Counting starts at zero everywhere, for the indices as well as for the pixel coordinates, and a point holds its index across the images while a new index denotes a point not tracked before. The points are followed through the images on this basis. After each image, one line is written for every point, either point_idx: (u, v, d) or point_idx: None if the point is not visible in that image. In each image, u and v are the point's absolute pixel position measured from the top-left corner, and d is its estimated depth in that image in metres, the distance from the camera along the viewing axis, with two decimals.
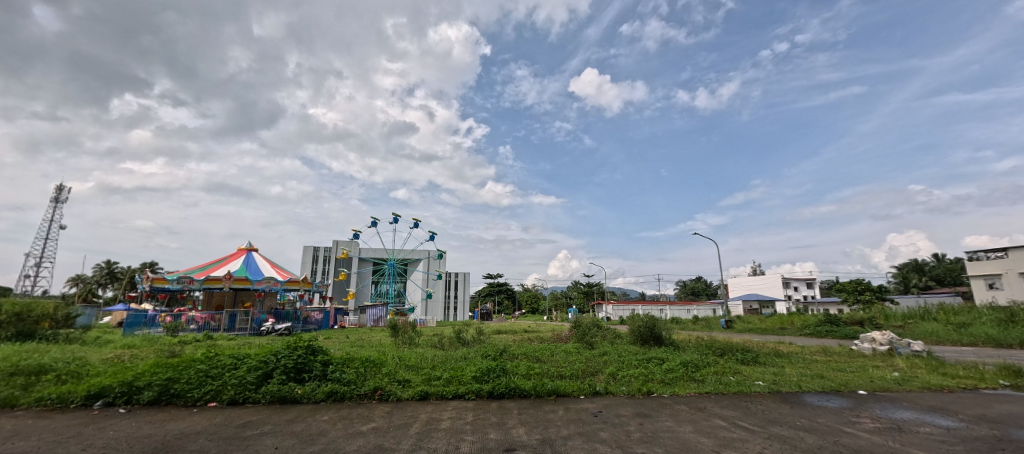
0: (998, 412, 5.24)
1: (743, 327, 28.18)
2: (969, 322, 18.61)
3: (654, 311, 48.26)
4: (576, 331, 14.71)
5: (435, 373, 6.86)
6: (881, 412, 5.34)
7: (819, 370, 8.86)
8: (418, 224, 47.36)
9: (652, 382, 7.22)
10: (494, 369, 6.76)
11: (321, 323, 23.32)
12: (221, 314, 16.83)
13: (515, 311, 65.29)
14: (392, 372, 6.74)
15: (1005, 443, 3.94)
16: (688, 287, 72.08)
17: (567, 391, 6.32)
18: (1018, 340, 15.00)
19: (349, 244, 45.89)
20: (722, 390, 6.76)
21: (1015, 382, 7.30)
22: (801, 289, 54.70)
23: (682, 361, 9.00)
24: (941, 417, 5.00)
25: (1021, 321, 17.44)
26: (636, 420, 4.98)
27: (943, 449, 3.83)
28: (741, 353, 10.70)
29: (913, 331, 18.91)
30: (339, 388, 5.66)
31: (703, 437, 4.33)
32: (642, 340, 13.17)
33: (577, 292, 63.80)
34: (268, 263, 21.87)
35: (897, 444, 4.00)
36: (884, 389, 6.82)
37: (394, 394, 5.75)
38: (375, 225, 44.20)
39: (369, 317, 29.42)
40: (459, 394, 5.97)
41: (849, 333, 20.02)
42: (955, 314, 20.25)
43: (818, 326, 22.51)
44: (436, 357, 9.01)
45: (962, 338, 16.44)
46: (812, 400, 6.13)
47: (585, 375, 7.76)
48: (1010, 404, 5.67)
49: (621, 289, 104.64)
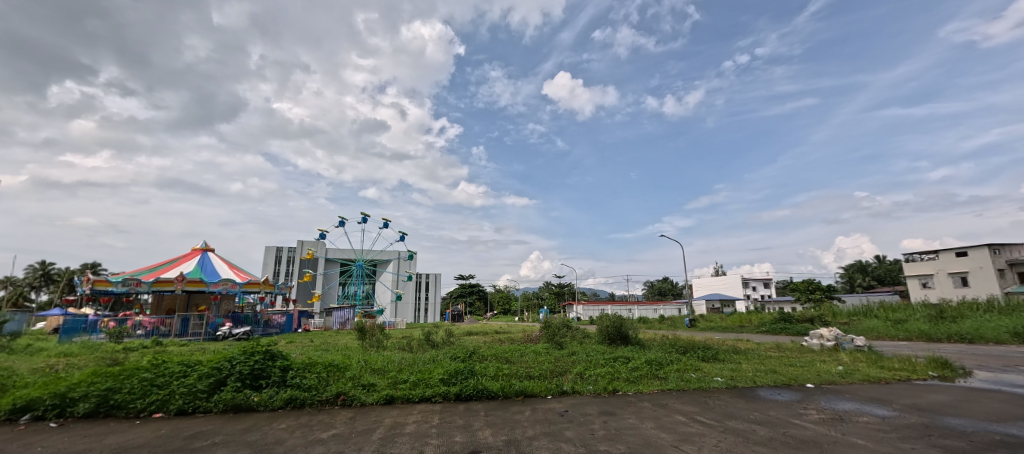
0: (927, 401, 5.72)
1: (706, 325, 29.34)
2: (905, 318, 20.20)
3: (622, 311, 49.44)
4: (545, 332, 14.83)
5: (401, 377, 6.73)
6: (826, 403, 5.72)
7: (773, 366, 9.36)
8: (388, 224, 46.53)
9: (618, 380, 7.40)
10: (462, 371, 6.71)
11: (283, 327, 22.38)
12: (172, 319, 15.87)
13: (486, 312, 65.10)
14: (356, 377, 6.55)
15: (931, 430, 4.30)
16: (655, 287, 74.25)
17: (535, 391, 6.37)
18: (946, 334, 16.40)
19: (315, 244, 44.31)
20: (684, 387, 7.00)
21: (942, 373, 7.99)
22: (759, 288, 57.57)
23: (647, 360, 9.26)
24: (879, 407, 5.41)
25: (949, 317, 19.08)
26: (600, 419, 5.09)
27: (879, 437, 4.13)
28: (702, 351, 11.16)
29: (857, 327, 20.31)
30: (298, 395, 5.45)
31: (663, 432, 4.48)
32: (609, 340, 13.45)
33: (549, 292, 64.44)
34: (225, 264, 20.75)
35: (838, 434, 4.28)
36: (829, 382, 7.30)
37: (358, 398, 5.61)
38: (342, 225, 43.02)
39: (335, 320, 28.54)
40: (426, 397, 5.90)
41: (801, 330, 21.30)
42: (893, 311, 21.90)
43: (773, 323, 23.80)
44: (403, 360, 8.83)
45: (899, 332, 17.82)
46: (765, 394, 6.48)
47: (553, 375, 7.85)
48: (939, 394, 6.19)
49: (591, 290, 106.38)
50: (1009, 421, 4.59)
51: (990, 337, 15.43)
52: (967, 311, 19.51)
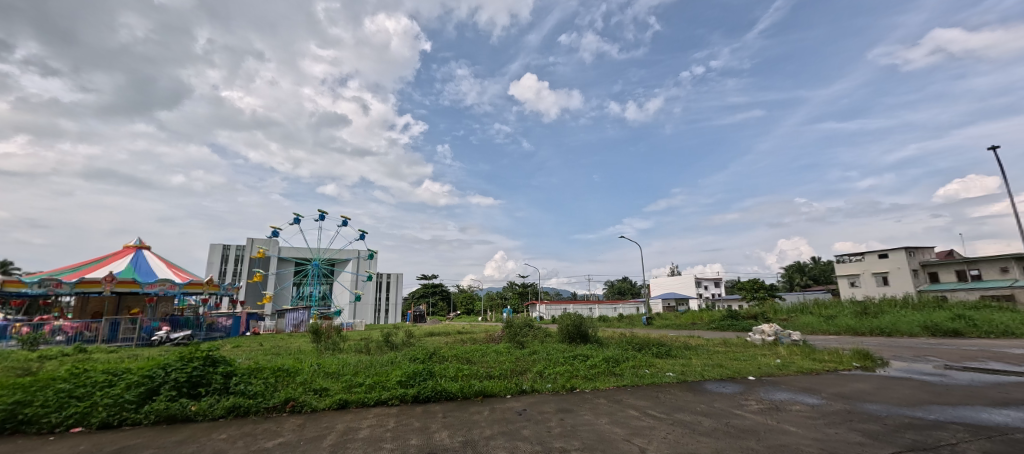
0: (851, 389, 6.29)
1: (662, 323, 30.63)
2: (836, 314, 22.10)
3: (583, 310, 50.64)
4: (507, 332, 14.87)
5: (357, 380, 6.51)
6: (765, 394, 6.14)
7: (719, 360, 9.96)
8: (347, 222, 44.97)
9: (576, 378, 7.55)
10: (421, 372, 6.60)
11: (230, 330, 21.04)
12: (99, 323, 14.41)
13: (449, 313, 64.40)
14: (307, 382, 6.26)
15: (852, 415, 4.73)
16: (614, 287, 76.60)
17: (493, 391, 6.37)
18: (869, 328, 18.10)
19: (267, 242, 41.95)
20: (638, 382, 7.28)
21: (864, 364, 8.81)
22: (710, 287, 60.85)
23: (604, 357, 9.52)
24: (809, 396, 5.89)
25: (872, 313, 21.07)
26: (557, 416, 5.19)
27: (809, 423, 4.49)
28: (656, 347, 11.64)
29: (795, 323, 21.98)
30: (242, 402, 5.14)
31: (616, 427, 4.64)
32: (569, 339, 13.71)
33: (512, 292, 64.75)
34: (163, 263, 19.18)
35: (774, 422, 4.61)
36: (768, 374, 7.85)
37: (309, 404, 5.37)
38: (296, 222, 41.07)
39: (288, 322, 27.16)
40: (382, 400, 5.74)
41: (746, 326, 22.79)
42: (826, 308, 23.87)
43: (722, 320, 25.28)
44: (359, 363, 8.55)
45: (829, 328, 19.49)
46: (711, 387, 6.85)
47: (513, 374, 7.88)
48: (860, 382, 6.83)
49: (553, 290, 107.91)
50: (916, 405, 5.14)
51: (904, 331, 17.22)
52: (886, 307, 21.64)
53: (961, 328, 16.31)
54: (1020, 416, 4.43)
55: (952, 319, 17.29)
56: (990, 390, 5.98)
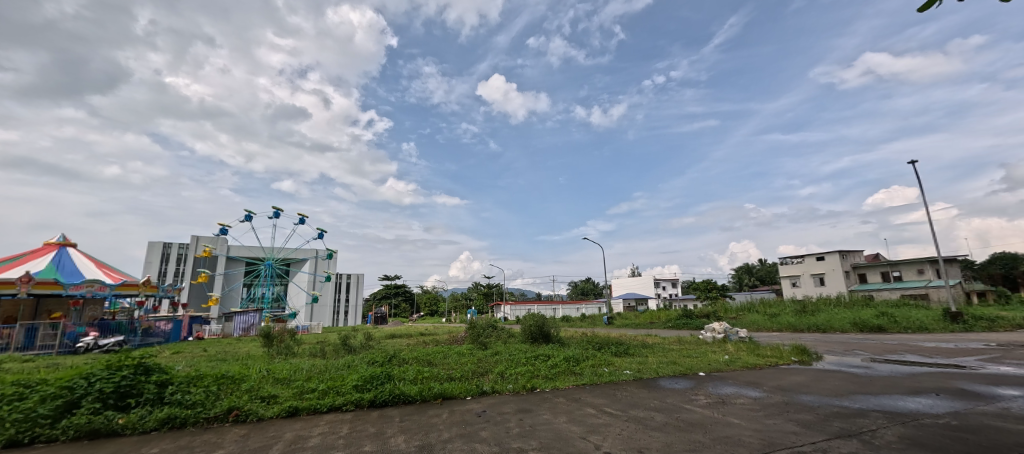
0: (789, 382, 6.76)
1: (622, 322, 31.58)
2: (779, 312, 23.72)
3: (546, 310, 51.29)
4: (470, 332, 14.76)
5: (309, 386, 6.24)
6: (713, 389, 6.47)
7: (673, 357, 10.41)
8: (304, 220, 43.02)
9: (537, 378, 7.62)
10: (378, 376, 6.43)
11: (168, 335, 19.50)
12: (13, 329, 12.88)
13: (411, 314, 63.10)
14: (254, 389, 5.93)
15: (790, 406, 5.07)
16: (578, 287, 78.25)
17: (454, 393, 6.30)
18: (806, 326, 19.56)
19: (214, 240, 39.31)
20: (597, 381, 7.46)
21: (801, 358, 9.49)
22: (668, 288, 63.46)
23: (565, 357, 9.68)
24: (752, 389, 6.28)
25: (810, 311, 22.76)
26: (517, 416, 5.21)
27: (750, 415, 4.80)
28: (615, 346, 11.99)
29: (743, 321, 23.38)
30: (178, 414, 4.77)
31: (573, 425, 4.72)
32: (532, 339, 13.81)
33: (477, 292, 64.45)
34: (92, 262, 17.47)
35: (720, 415, 4.86)
36: (717, 369, 8.28)
37: (255, 413, 5.07)
38: (248, 219, 38.79)
39: (237, 325, 25.51)
40: (335, 405, 5.51)
41: (699, 325, 23.94)
42: (770, 306, 25.55)
43: (678, 319, 26.42)
44: (313, 368, 8.19)
45: (773, 325, 20.89)
46: (665, 383, 7.15)
47: (474, 375, 7.84)
48: (798, 375, 7.36)
49: (518, 290, 108.27)
50: (844, 395, 5.60)
51: (837, 327, 18.73)
52: (822, 306, 23.46)
53: (884, 324, 17.96)
54: (930, 403, 4.94)
55: (877, 316, 18.98)
56: (906, 379, 6.64)
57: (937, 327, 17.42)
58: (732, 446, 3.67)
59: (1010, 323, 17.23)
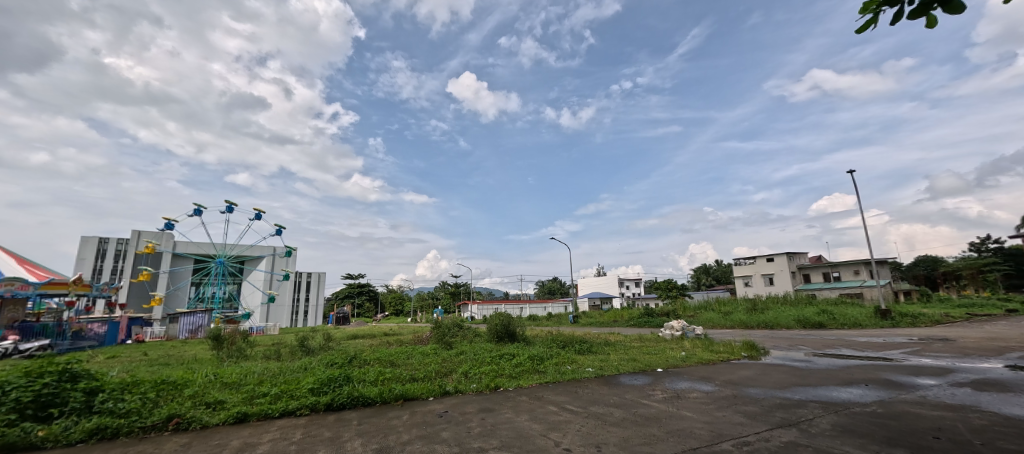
0: (738, 376, 7.15)
1: (587, 321, 32.18)
2: (732, 310, 25.00)
3: (513, 309, 51.51)
4: (435, 332, 14.56)
5: (260, 390, 5.93)
6: (669, 384, 6.73)
7: (634, 355, 10.74)
8: (260, 215, 40.89)
9: (500, 377, 7.63)
10: (336, 379, 6.21)
11: (102, 339, 17.94)
12: None
13: (375, 314, 61.49)
14: (199, 395, 5.57)
15: (739, 399, 5.36)
16: (545, 287, 79.16)
17: (416, 394, 6.19)
18: (756, 323, 20.74)
19: (157, 236, 36.55)
20: (560, 379, 7.55)
21: (751, 353, 10.08)
22: (632, 287, 65.33)
23: (529, 355, 9.75)
24: (705, 383, 6.60)
25: (760, 309, 24.13)
26: (479, 416, 5.18)
27: (702, 408, 5.03)
28: (579, 344, 12.23)
29: (700, 319, 24.44)
30: (109, 424, 4.40)
31: (534, 423, 4.76)
32: (497, 338, 13.80)
33: (443, 292, 63.70)
34: (13, 259, 15.79)
35: (675, 409, 5.05)
36: (674, 366, 8.63)
37: (198, 420, 4.76)
38: (197, 213, 36.38)
39: (183, 327, 23.82)
40: (288, 410, 5.26)
41: (659, 323, 24.82)
42: (724, 304, 26.91)
43: (640, 318, 27.26)
44: (265, 371, 7.80)
45: (726, 322, 22.00)
46: (625, 379, 7.36)
47: (438, 375, 7.74)
48: (747, 370, 7.80)
49: (486, 290, 107.87)
50: (786, 387, 5.98)
51: (783, 324, 19.99)
52: (771, 304, 24.98)
53: (825, 321, 19.33)
54: (860, 392, 5.37)
55: (819, 314, 20.40)
56: (840, 372, 7.18)
57: (868, 322, 18.98)
58: (683, 438, 3.83)
59: (930, 319, 19.07)
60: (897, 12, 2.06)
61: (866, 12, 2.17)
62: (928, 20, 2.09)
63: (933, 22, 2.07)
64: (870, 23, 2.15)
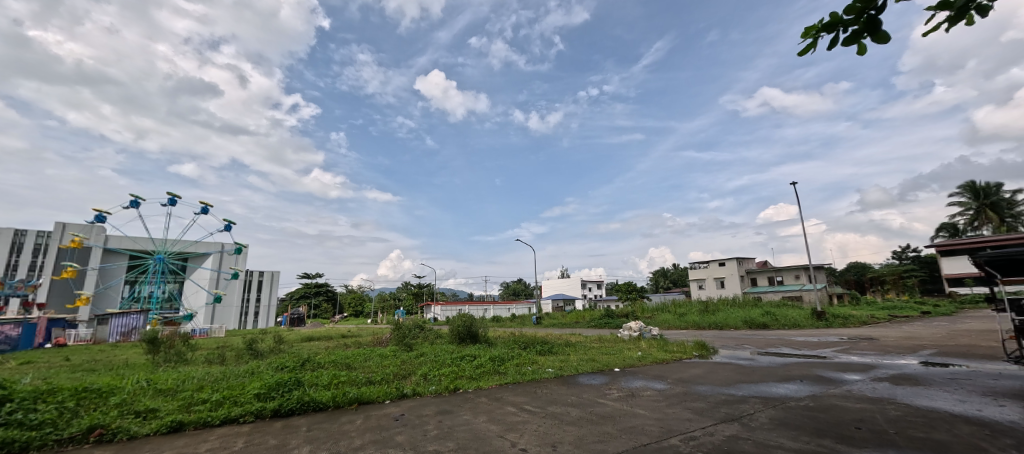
0: (690, 374, 7.50)
1: (550, 322, 32.63)
2: (687, 312, 26.23)
3: (476, 311, 51.31)
4: (396, 334, 14.21)
5: (199, 397, 5.53)
6: (625, 383, 6.95)
7: (593, 355, 11.00)
8: (207, 209, 38.35)
9: (460, 379, 7.55)
10: (285, 383, 5.91)
11: (15, 343, 16.14)
12: None
13: (333, 316, 59.19)
14: (127, 403, 5.12)
15: (688, 396, 5.60)
16: (510, 288, 79.54)
17: (371, 397, 6.00)
18: (708, 324, 21.86)
19: (86, 229, 33.30)
20: (520, 379, 7.60)
21: (701, 352, 10.58)
22: (594, 289, 66.92)
23: (491, 357, 9.69)
24: (658, 382, 6.86)
25: (712, 310, 25.44)
26: (436, 418, 5.09)
27: (654, 406, 5.21)
28: (540, 345, 12.35)
29: (656, 319, 25.42)
30: (16, 438, 3.94)
31: (492, 424, 4.74)
32: (459, 339, 13.65)
33: (406, 292, 62.34)
34: None
35: (628, 407, 5.21)
36: (630, 365, 8.92)
37: (125, 430, 4.37)
38: (133, 205, 33.48)
39: (114, 329, 21.81)
40: (230, 418, 4.93)
41: (618, 324, 25.59)
42: (680, 306, 28.16)
43: (601, 319, 27.97)
44: (206, 376, 7.28)
45: (681, 323, 23.04)
46: (583, 380, 7.50)
47: (396, 378, 7.55)
48: (697, 368, 8.18)
49: (450, 291, 106.64)
50: (732, 384, 6.33)
51: (732, 325, 21.17)
52: (721, 306, 26.38)
53: (768, 321, 20.67)
54: (796, 388, 5.77)
55: (764, 315, 21.76)
56: (779, 369, 7.70)
57: (807, 323, 20.48)
58: (636, 435, 3.94)
59: (858, 320, 20.90)
60: (833, 38, 2.23)
61: (807, 36, 2.33)
62: (860, 47, 2.27)
63: (863, 50, 2.26)
64: (811, 48, 2.32)
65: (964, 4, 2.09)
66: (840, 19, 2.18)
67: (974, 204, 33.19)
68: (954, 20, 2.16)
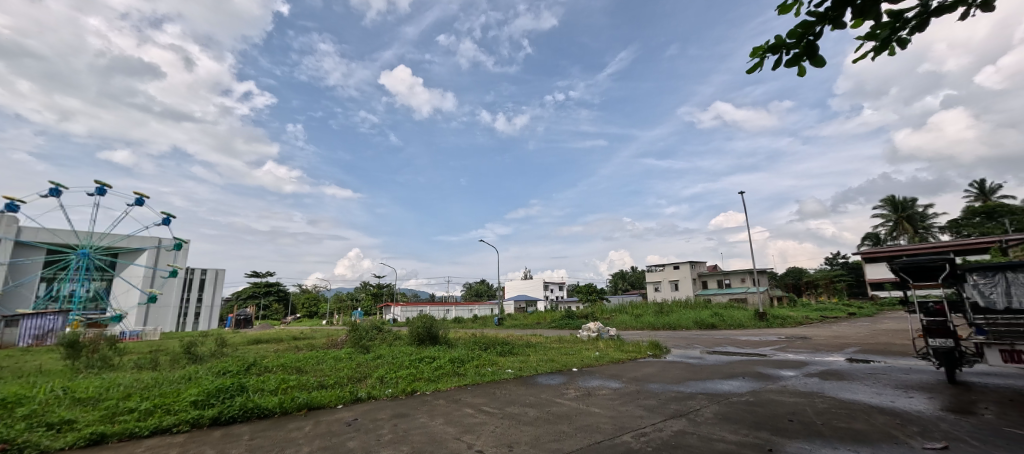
0: (644, 372, 7.79)
1: (511, 323, 32.77)
2: (643, 312, 27.27)
3: (437, 312, 50.66)
4: (352, 335, 13.70)
5: (126, 405, 5.07)
6: (582, 383, 7.10)
7: (552, 355, 11.14)
8: (143, 201, 35.25)
9: (418, 381, 7.40)
10: (227, 389, 5.55)
11: None
12: None
13: (284, 316, 56.30)
14: (37, 415, 4.59)
15: (641, 394, 5.81)
16: (472, 289, 79.19)
17: (323, 402, 5.74)
18: (662, 324, 22.83)
19: None
20: (479, 381, 7.56)
21: (655, 352, 11.01)
22: (556, 290, 68.08)
23: (450, 358, 9.61)
24: (613, 381, 7.09)
25: (667, 312, 26.58)
26: (391, 422, 4.96)
27: (609, 404, 5.35)
28: (500, 346, 12.34)
29: (615, 320, 26.27)
30: None
31: (449, 426, 4.69)
32: (419, 341, 13.38)
33: (365, 293, 60.37)
34: None
35: (585, 406, 5.32)
36: (587, 365, 9.12)
37: (34, 445, 3.91)
38: (53, 194, 30.13)
39: (26, 331, 19.48)
40: (163, 428, 4.56)
41: (578, 325, 26.17)
42: (637, 307, 29.19)
43: (562, 320, 28.47)
44: (134, 383, 6.67)
45: (637, 323, 23.95)
46: (541, 380, 7.59)
47: (350, 382, 7.28)
48: (650, 367, 8.50)
49: (411, 291, 104.49)
50: (682, 381, 6.64)
51: (684, 325, 22.23)
52: (675, 307, 27.66)
53: (716, 322, 21.91)
54: (738, 384, 6.16)
55: (713, 316, 23.01)
56: (726, 367, 8.15)
57: (750, 324, 21.91)
58: (590, 433, 4.04)
59: (795, 320, 22.67)
60: (776, 59, 2.41)
61: (755, 56, 2.49)
62: (801, 68, 2.45)
63: (803, 71, 2.45)
64: (758, 66, 2.48)
65: (887, 36, 2.32)
66: (783, 42, 2.36)
67: (893, 217, 36.82)
68: (879, 49, 2.39)
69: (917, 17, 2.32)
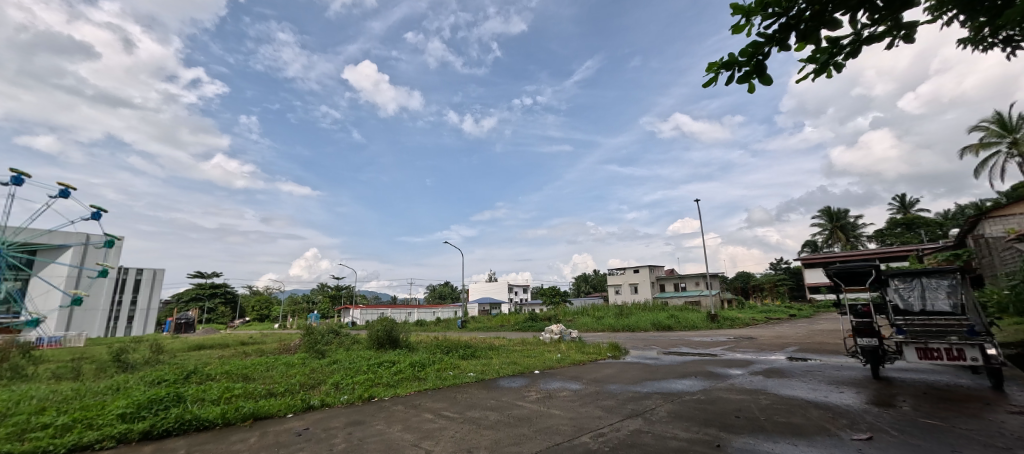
0: (603, 374, 7.96)
1: (475, 326, 32.52)
2: (604, 315, 27.90)
3: (397, 314, 49.41)
4: (306, 339, 13.05)
5: (39, 421, 4.55)
6: (543, 385, 7.15)
7: (515, 358, 11.16)
8: (68, 193, 32.02)
9: (376, 386, 7.17)
10: (162, 400, 5.12)
11: None
12: None
13: (231, 320, 52.87)
14: None
15: (600, 395, 5.93)
16: (436, 291, 78.10)
17: (271, 411, 5.43)
18: (622, 326, 23.47)
19: None
20: (440, 385, 7.41)
21: (614, 353, 11.30)
22: (520, 293, 68.52)
23: (410, 362, 9.39)
24: (573, 382, 7.19)
25: (626, 314, 27.34)
26: (345, 431, 4.76)
27: (569, 406, 5.41)
28: (463, 349, 12.20)
29: (577, 323, 26.74)
30: None
31: (407, 433, 4.57)
32: (378, 345, 12.96)
33: (322, 295, 57.94)
34: None
35: (545, 408, 5.35)
36: (549, 367, 9.21)
37: None
38: None
39: None
40: (83, 444, 4.14)
41: (542, 327, 26.38)
42: (598, 310, 29.84)
43: (525, 322, 28.60)
44: (49, 395, 6.00)
45: (598, 325, 24.49)
46: (503, 383, 7.58)
47: (302, 389, 6.92)
48: (610, 368, 8.71)
49: (371, 294, 101.45)
50: (639, 382, 6.85)
51: (642, 327, 22.98)
52: (634, 309, 28.60)
53: (672, 324, 22.83)
54: (691, 383, 6.45)
55: (670, 318, 23.95)
56: (681, 367, 8.47)
57: (703, 325, 23.02)
58: (550, 435, 4.07)
59: (742, 322, 24.04)
60: (730, 75, 2.54)
61: (711, 71, 2.62)
62: (751, 85, 2.61)
63: (753, 87, 2.60)
64: (713, 81, 2.61)
65: (826, 60, 2.51)
66: (735, 60, 2.49)
67: (829, 226, 39.91)
68: (819, 72, 2.58)
69: (852, 44, 2.53)
